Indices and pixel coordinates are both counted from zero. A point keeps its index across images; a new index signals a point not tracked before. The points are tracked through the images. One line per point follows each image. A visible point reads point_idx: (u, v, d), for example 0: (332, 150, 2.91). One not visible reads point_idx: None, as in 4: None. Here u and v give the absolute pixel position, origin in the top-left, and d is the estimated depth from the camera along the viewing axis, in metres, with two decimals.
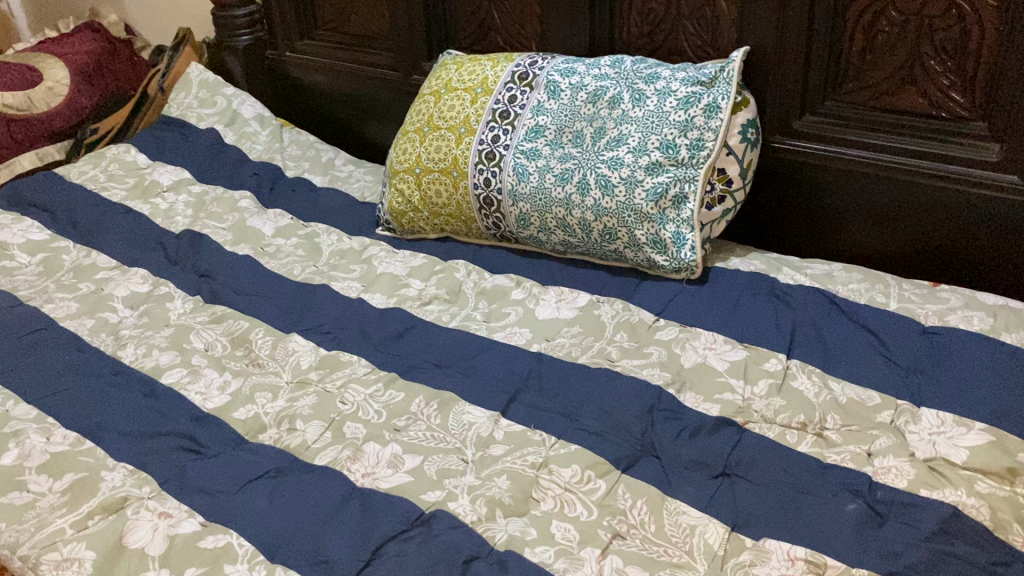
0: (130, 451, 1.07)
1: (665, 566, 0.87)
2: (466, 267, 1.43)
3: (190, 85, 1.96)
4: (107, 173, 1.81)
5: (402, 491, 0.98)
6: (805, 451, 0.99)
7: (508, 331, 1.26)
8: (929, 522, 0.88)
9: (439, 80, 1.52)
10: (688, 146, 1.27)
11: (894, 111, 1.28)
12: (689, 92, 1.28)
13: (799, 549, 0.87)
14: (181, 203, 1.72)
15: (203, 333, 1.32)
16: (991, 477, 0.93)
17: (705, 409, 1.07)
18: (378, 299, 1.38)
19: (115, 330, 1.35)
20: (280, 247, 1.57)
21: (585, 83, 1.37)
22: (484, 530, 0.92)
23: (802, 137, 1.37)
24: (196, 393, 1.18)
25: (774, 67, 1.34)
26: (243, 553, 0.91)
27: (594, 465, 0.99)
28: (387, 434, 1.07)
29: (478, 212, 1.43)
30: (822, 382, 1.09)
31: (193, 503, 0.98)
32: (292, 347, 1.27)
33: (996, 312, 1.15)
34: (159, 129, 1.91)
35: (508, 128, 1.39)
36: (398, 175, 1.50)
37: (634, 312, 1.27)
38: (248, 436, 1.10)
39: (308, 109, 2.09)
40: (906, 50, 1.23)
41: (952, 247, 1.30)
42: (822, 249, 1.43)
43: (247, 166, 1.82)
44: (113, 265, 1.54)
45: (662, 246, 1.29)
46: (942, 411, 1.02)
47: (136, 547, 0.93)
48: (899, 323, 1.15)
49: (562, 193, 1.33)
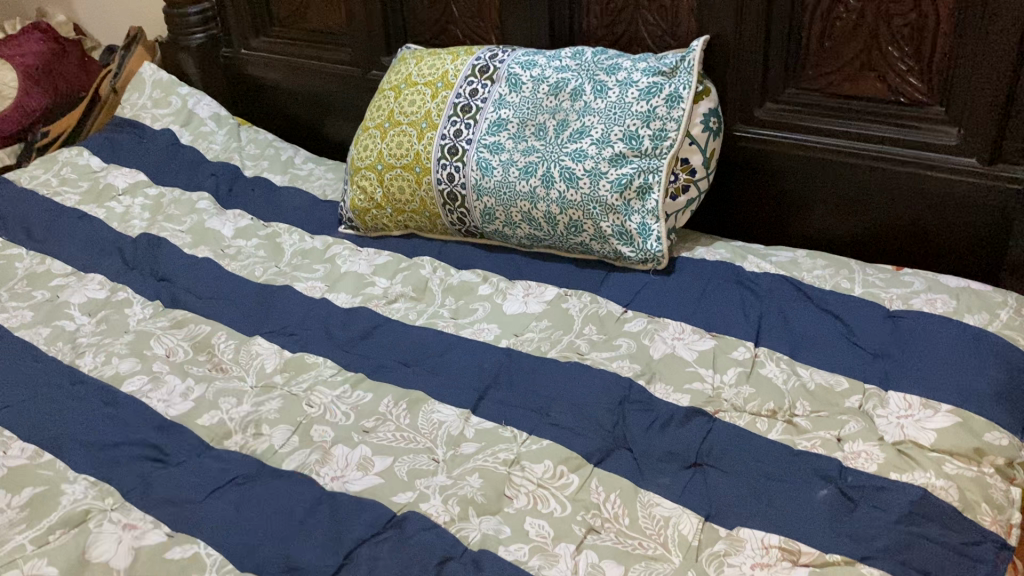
0: (91, 462, 1.04)
1: (640, 558, 0.86)
2: (431, 263, 1.42)
3: (143, 86, 1.92)
4: (60, 178, 1.77)
5: (373, 493, 0.96)
6: (776, 438, 0.99)
7: (477, 328, 1.25)
8: (900, 505, 0.89)
9: (399, 75, 1.50)
10: (651, 137, 1.27)
11: (854, 98, 1.29)
12: (650, 82, 1.28)
13: (772, 536, 0.87)
14: (138, 206, 1.68)
15: (163, 339, 1.29)
16: (959, 459, 0.94)
17: (676, 400, 1.07)
18: (343, 299, 1.36)
19: (72, 338, 1.32)
20: (241, 249, 1.54)
21: (546, 75, 1.36)
22: (457, 530, 0.91)
23: (764, 125, 1.37)
24: (159, 400, 1.15)
25: (734, 56, 1.34)
26: (211, 563, 0.89)
27: (566, 460, 0.99)
28: (355, 436, 1.06)
29: (442, 207, 1.41)
30: (790, 369, 1.10)
31: (159, 513, 0.96)
32: (256, 349, 1.25)
33: (958, 294, 1.16)
34: (113, 132, 1.87)
35: (470, 122, 1.38)
36: (360, 172, 1.48)
37: (602, 304, 1.27)
38: (214, 443, 1.08)
39: (266, 108, 2.05)
40: (864, 37, 1.24)
41: (916, 231, 1.31)
42: (787, 236, 1.44)
43: (204, 166, 1.78)
44: (69, 272, 1.51)
45: (628, 237, 1.29)
46: (909, 394, 1.02)
47: (101, 561, 0.90)
48: (865, 309, 1.16)
49: (526, 187, 1.31)
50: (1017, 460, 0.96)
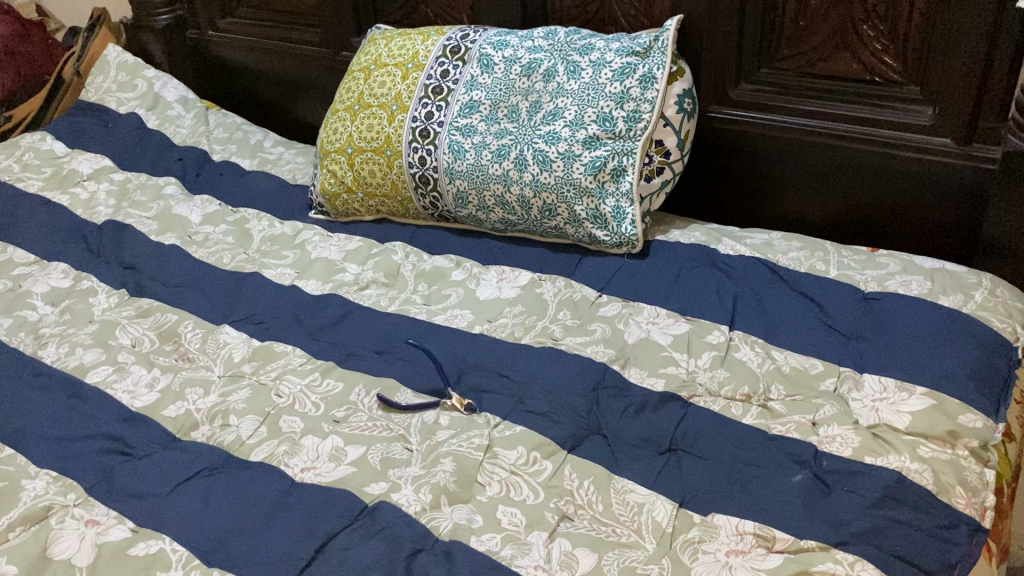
0: (53, 456, 1.02)
1: (614, 546, 0.85)
2: (404, 249, 1.39)
3: (108, 68, 1.87)
4: (22, 164, 1.72)
5: (344, 484, 0.94)
6: (750, 423, 0.98)
7: (449, 314, 1.23)
8: (875, 489, 0.88)
9: (368, 55, 1.47)
10: (625, 118, 1.25)
11: (829, 78, 1.28)
12: (624, 63, 1.26)
13: (747, 523, 0.86)
14: (103, 192, 1.64)
15: (129, 328, 1.26)
16: (933, 441, 0.93)
17: (650, 384, 1.06)
18: (314, 285, 1.34)
19: (35, 329, 1.29)
20: (208, 235, 1.50)
21: (518, 56, 1.33)
22: (428, 520, 0.89)
23: (740, 106, 1.36)
24: (123, 392, 1.12)
25: (708, 34, 1.32)
26: (177, 559, 0.86)
27: (540, 446, 0.97)
28: (326, 426, 1.04)
29: (414, 191, 1.39)
30: (765, 352, 1.09)
31: (123, 508, 0.93)
32: (223, 338, 1.22)
33: (933, 275, 1.15)
34: (77, 114, 1.82)
35: (442, 104, 1.35)
36: (330, 156, 1.45)
37: (576, 289, 1.25)
38: (180, 434, 1.05)
39: (235, 89, 2.02)
40: (840, 16, 1.23)
41: (893, 212, 1.30)
42: (764, 218, 1.43)
43: (171, 151, 1.75)
44: (31, 260, 1.47)
45: (603, 220, 1.27)
46: (884, 376, 1.01)
47: (62, 558, 0.88)
48: (841, 290, 1.15)
49: (499, 169, 1.29)
50: (991, 443, 0.94)
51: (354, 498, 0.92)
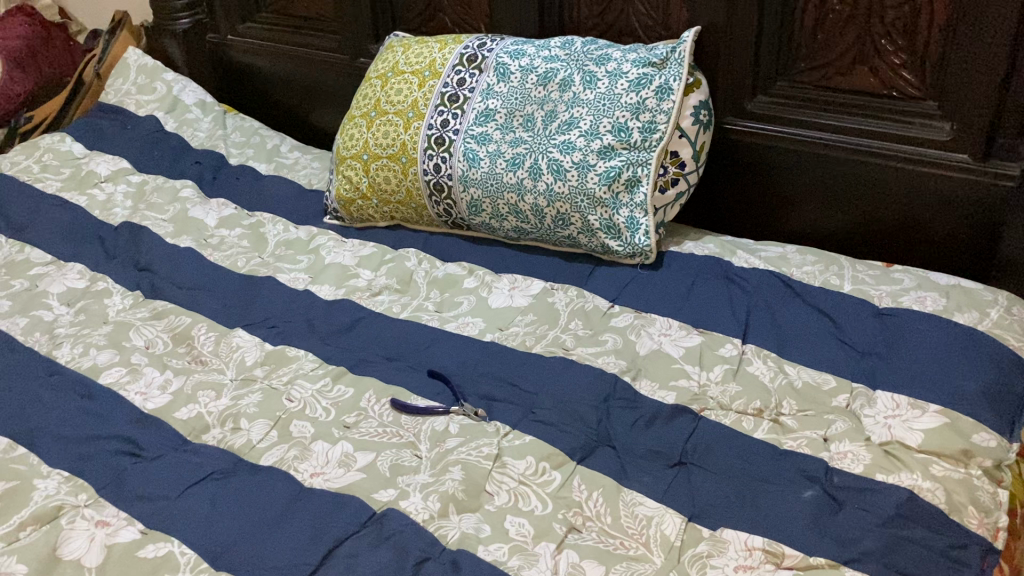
0: (65, 457, 1.03)
1: (621, 559, 0.85)
2: (417, 256, 1.40)
3: (127, 71, 1.88)
4: (41, 164, 1.74)
5: (354, 490, 0.95)
6: (761, 437, 0.98)
7: (461, 322, 1.23)
8: (885, 508, 0.87)
9: (386, 63, 1.47)
10: (640, 129, 1.25)
11: (846, 92, 1.28)
12: (640, 73, 1.26)
13: (756, 539, 0.85)
14: (120, 194, 1.65)
15: (143, 330, 1.27)
16: (946, 459, 0.93)
17: (661, 397, 1.06)
18: (327, 291, 1.34)
19: (50, 329, 1.30)
20: (224, 238, 1.51)
21: (535, 65, 1.33)
22: (436, 528, 0.89)
23: (756, 118, 1.36)
24: (136, 393, 1.13)
25: (726, 45, 1.32)
26: (185, 562, 0.86)
27: (549, 457, 0.97)
28: (336, 432, 1.04)
29: (428, 198, 1.39)
30: (778, 367, 1.08)
31: (132, 510, 0.94)
32: (236, 342, 1.23)
33: (948, 292, 1.14)
34: (96, 116, 1.84)
35: (457, 112, 1.35)
36: (346, 162, 1.46)
37: (588, 299, 1.25)
38: (191, 437, 1.06)
39: (251, 93, 2.03)
40: (858, 30, 1.22)
41: (906, 227, 1.29)
42: (778, 231, 1.42)
43: (188, 155, 1.76)
44: (48, 260, 1.48)
45: (616, 231, 1.27)
46: (897, 394, 1.01)
47: (72, 558, 0.88)
48: (854, 306, 1.15)
49: (514, 178, 1.29)
50: (1005, 462, 0.94)
51: (363, 505, 0.92)
